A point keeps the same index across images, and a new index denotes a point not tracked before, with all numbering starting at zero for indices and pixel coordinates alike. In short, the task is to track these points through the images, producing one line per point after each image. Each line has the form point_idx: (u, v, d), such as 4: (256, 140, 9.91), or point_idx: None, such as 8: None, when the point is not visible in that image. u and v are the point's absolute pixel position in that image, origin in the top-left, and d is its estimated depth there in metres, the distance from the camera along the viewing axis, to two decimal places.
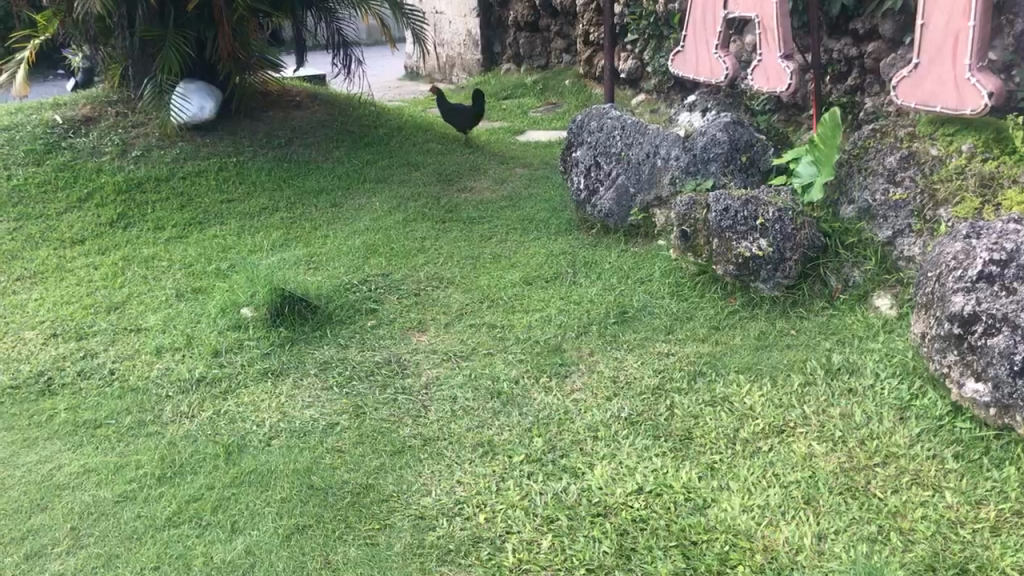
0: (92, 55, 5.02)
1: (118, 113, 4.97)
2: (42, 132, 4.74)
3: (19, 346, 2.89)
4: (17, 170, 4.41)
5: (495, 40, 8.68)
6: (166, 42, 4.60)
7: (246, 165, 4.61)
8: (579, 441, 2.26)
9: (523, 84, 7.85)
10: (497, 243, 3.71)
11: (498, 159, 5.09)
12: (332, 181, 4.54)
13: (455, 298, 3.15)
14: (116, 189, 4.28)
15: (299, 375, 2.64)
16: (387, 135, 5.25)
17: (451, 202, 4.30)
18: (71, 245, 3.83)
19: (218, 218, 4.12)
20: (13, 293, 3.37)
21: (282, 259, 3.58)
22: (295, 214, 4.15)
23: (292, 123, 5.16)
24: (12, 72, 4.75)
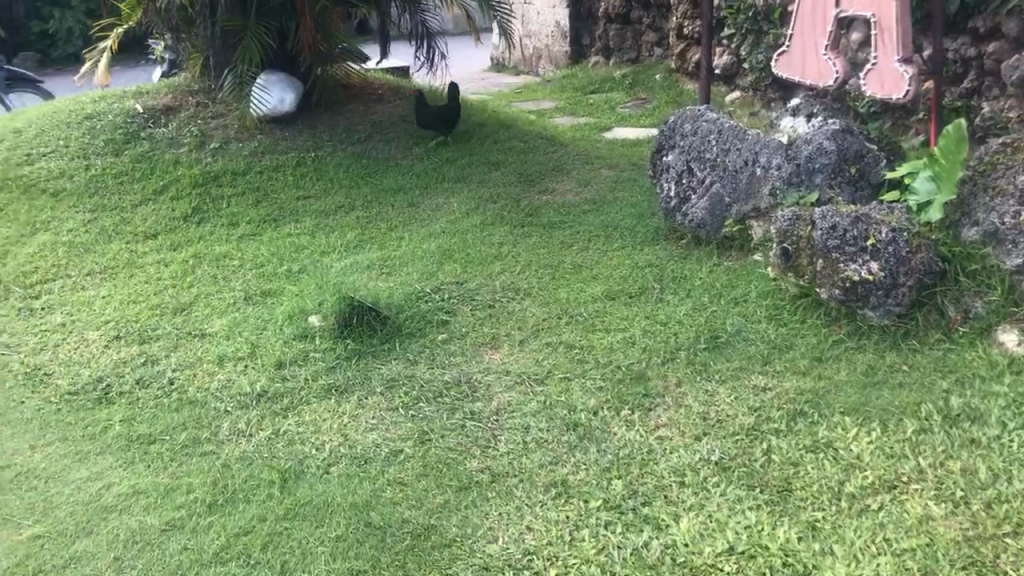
0: (175, 44, 4.97)
1: (199, 104, 4.92)
2: (122, 122, 4.71)
3: (82, 348, 2.81)
4: (96, 160, 4.38)
5: (584, 32, 8.43)
6: (248, 33, 4.55)
7: (324, 161, 4.50)
8: (663, 486, 2.05)
9: (611, 78, 7.61)
10: (578, 252, 3.50)
11: (582, 158, 4.87)
12: (411, 180, 4.39)
13: (532, 312, 2.96)
14: (192, 183, 4.21)
15: (364, 394, 2.47)
16: (469, 131, 5.08)
17: (533, 205, 4.10)
18: (143, 240, 3.76)
19: (293, 215, 4.01)
20: (82, 290, 3.31)
21: (354, 263, 3.45)
22: (371, 214, 4.03)
23: (372, 116, 5.03)
24: (96, 59, 4.75)
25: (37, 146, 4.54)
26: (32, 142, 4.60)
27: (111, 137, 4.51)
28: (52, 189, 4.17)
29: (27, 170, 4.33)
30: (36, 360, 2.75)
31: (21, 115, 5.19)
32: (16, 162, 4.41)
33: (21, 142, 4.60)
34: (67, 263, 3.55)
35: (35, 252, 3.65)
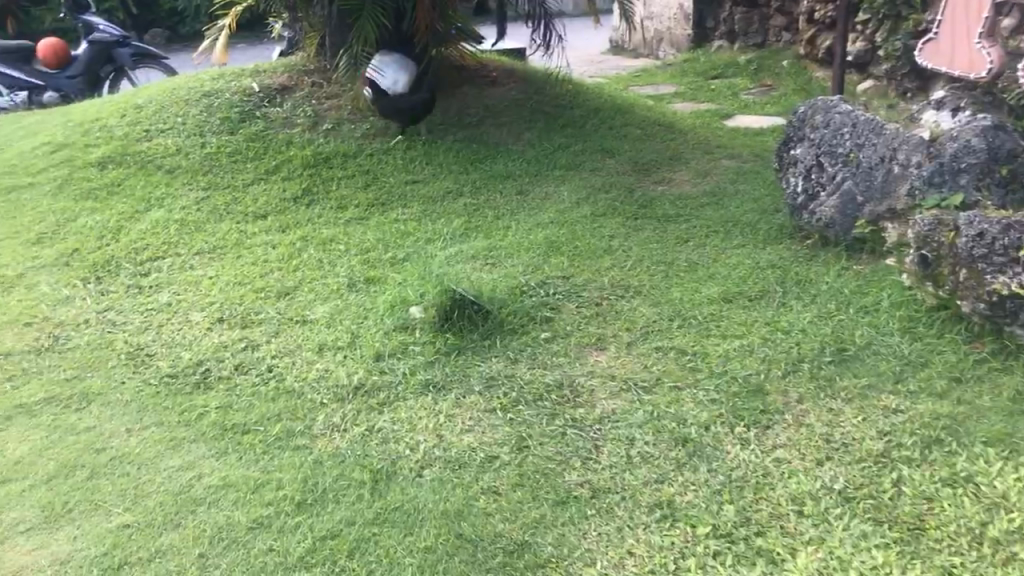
0: (293, 23, 4.98)
1: (314, 84, 4.92)
2: (239, 100, 4.74)
3: (186, 329, 2.80)
4: (212, 139, 4.42)
5: (708, 14, 8.14)
6: (363, 13, 4.40)
7: (435, 145, 4.44)
8: (779, 515, 1.88)
9: (735, 64, 7.33)
10: (693, 249, 3.34)
11: (701, 147, 4.66)
12: (522, 166, 4.28)
13: (642, 312, 2.81)
14: (303, 164, 4.20)
15: (462, 392, 2.36)
16: (584, 116, 4.93)
17: (648, 196, 3.94)
18: (253, 220, 3.77)
19: (400, 200, 3.96)
20: (191, 270, 3.32)
21: (460, 253, 3.37)
22: (479, 202, 3.94)
23: (485, 100, 4.94)
24: (214, 38, 4.80)
25: (158, 124, 4.62)
26: (153, 119, 4.69)
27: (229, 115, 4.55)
28: (168, 167, 4.23)
29: (146, 147, 4.41)
30: (141, 339, 2.75)
31: (144, 91, 5.30)
32: (137, 139, 4.49)
33: (142, 119, 4.69)
34: (178, 241, 3.58)
35: (148, 228, 3.69)
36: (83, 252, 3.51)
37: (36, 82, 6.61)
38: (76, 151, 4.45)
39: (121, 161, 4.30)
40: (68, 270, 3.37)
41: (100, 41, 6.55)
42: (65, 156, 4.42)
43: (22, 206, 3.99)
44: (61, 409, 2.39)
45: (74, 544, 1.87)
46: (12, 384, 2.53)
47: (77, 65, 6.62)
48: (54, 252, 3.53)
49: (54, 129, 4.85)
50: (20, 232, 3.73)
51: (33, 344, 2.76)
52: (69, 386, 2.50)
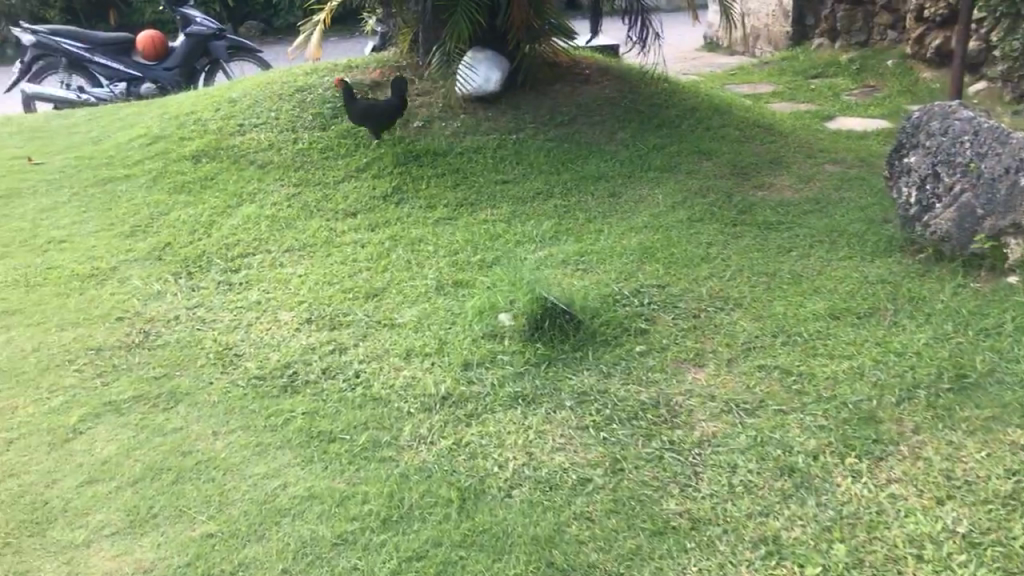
0: (386, 18, 4.96)
1: (406, 80, 4.89)
2: (331, 96, 4.74)
3: (275, 329, 2.78)
4: (303, 134, 4.43)
5: (809, 11, 7.87)
6: (457, 8, 4.42)
7: (526, 144, 4.36)
8: (897, 559, 1.73)
9: (836, 63, 7.09)
10: (795, 260, 3.19)
11: (802, 150, 4.48)
12: (615, 167, 4.17)
13: (741, 328, 2.69)
14: (393, 162, 4.17)
15: (553, 407, 2.27)
16: (680, 116, 4.78)
17: (746, 201, 3.78)
18: (342, 218, 3.75)
19: (490, 201, 3.89)
20: (281, 267, 3.31)
21: (550, 257, 3.27)
22: (571, 203, 3.84)
23: (578, 98, 4.83)
24: (309, 33, 4.85)
25: (251, 118, 4.64)
26: (247, 114, 4.71)
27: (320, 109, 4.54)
28: (260, 162, 4.24)
29: (239, 141, 4.43)
30: (229, 337, 2.73)
31: (239, 85, 5.35)
32: (231, 133, 4.52)
33: (236, 113, 4.72)
34: (268, 237, 3.57)
35: (239, 224, 3.69)
36: (175, 246, 3.53)
37: (134, 74, 6.69)
38: (172, 144, 4.50)
39: (215, 155, 4.33)
40: (160, 264, 3.39)
41: (197, 33, 6.65)
42: (161, 149, 4.48)
43: (118, 198, 4.04)
44: (150, 407, 2.37)
45: (158, 552, 1.84)
46: (103, 379, 2.53)
47: (174, 57, 6.73)
48: (148, 245, 3.55)
49: (151, 122, 4.92)
50: (115, 224, 3.77)
51: (124, 339, 2.76)
52: (158, 384, 2.49)
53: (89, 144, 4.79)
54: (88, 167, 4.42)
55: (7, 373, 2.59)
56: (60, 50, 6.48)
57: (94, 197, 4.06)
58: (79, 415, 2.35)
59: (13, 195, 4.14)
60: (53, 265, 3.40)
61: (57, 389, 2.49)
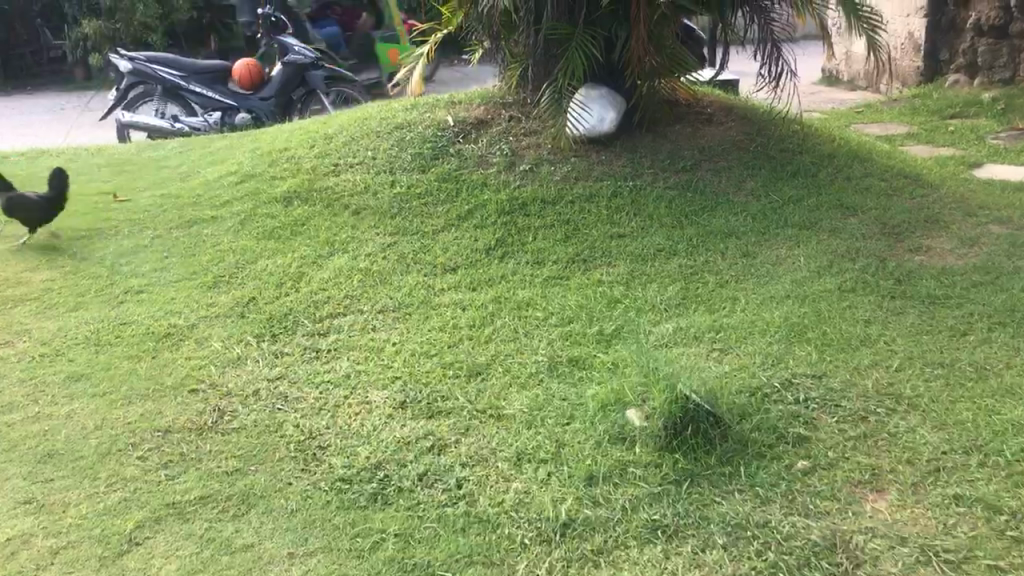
0: (492, 52, 4.65)
1: (513, 118, 4.55)
2: (433, 134, 4.44)
3: (364, 413, 2.40)
4: (402, 177, 4.11)
5: (943, 45, 7.29)
6: (573, 42, 4.13)
7: (645, 192, 3.95)
8: None
9: (978, 103, 6.51)
10: (976, 348, 2.69)
11: (959, 206, 3.97)
12: (744, 222, 3.73)
13: (924, 439, 2.20)
14: (498, 211, 3.81)
15: (701, 545, 1.84)
16: (816, 163, 4.32)
17: (901, 269, 3.30)
18: (441, 274, 3.40)
19: (605, 257, 3.48)
20: (374, 330, 2.97)
21: (679, 332, 2.84)
22: (696, 262, 3.41)
23: (701, 141, 4.41)
24: (411, 66, 4.77)
25: (347, 157, 4.36)
26: (343, 152, 4.43)
27: (402, 159, 4.23)
28: (355, 207, 3.94)
29: (332, 183, 4.14)
30: (312, 423, 2.36)
31: (337, 119, 5.11)
32: (325, 173, 4.24)
33: (331, 152, 4.44)
34: (362, 294, 3.24)
35: (329, 278, 3.37)
36: (259, 301, 3.23)
37: (230, 104, 6.49)
38: (264, 183, 4.23)
39: (308, 198, 4.04)
40: (242, 323, 3.07)
41: (294, 63, 6.43)
42: (251, 188, 4.21)
43: (203, 242, 3.77)
44: (217, 514, 2.02)
45: None
46: (168, 472, 2.19)
47: (271, 86, 6.52)
48: (230, 299, 3.25)
49: (241, 158, 4.68)
50: (196, 274, 3.48)
51: (195, 419, 2.43)
52: (228, 483, 2.13)
53: (177, 181, 4.56)
54: (174, 206, 4.17)
55: (64, 456, 2.28)
56: (156, 78, 6.37)
57: (178, 241, 3.80)
58: (137, 519, 2.01)
59: (94, 236, 3.91)
60: (127, 320, 3.12)
61: (115, 482, 2.16)
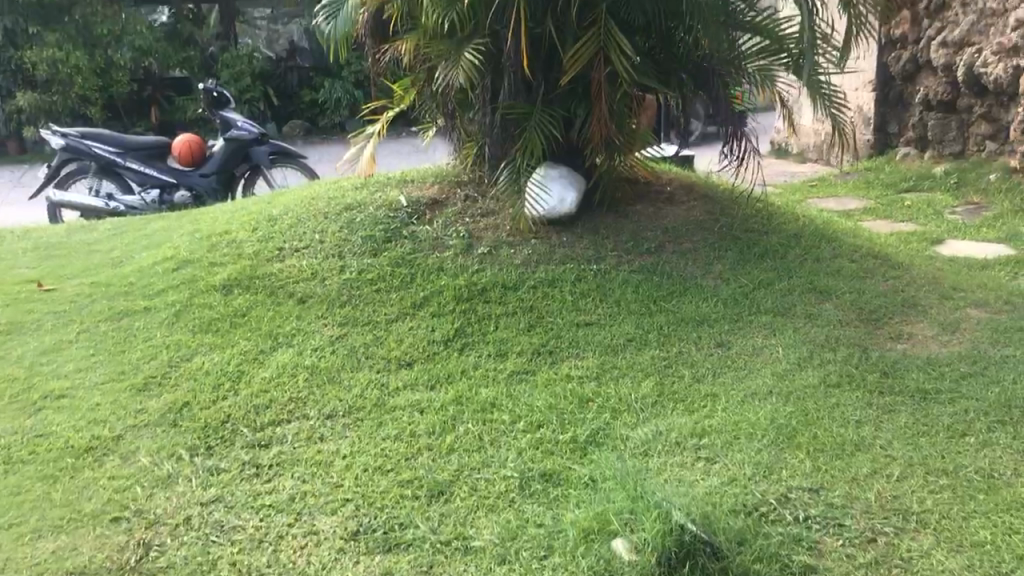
0: (447, 130, 4.49)
1: (468, 197, 4.35)
2: (384, 216, 4.21)
3: (312, 547, 2.12)
4: (352, 262, 3.85)
5: (892, 119, 7.33)
6: (531, 120, 3.98)
7: (610, 276, 3.74)
8: None
9: (932, 177, 6.49)
10: (978, 453, 2.48)
11: (933, 287, 3.82)
12: (716, 308, 3.53)
13: (940, 566, 1.98)
14: (455, 297, 3.57)
15: None
16: (783, 243, 4.17)
17: (884, 358, 3.12)
18: (395, 370, 3.12)
19: (571, 347, 3.25)
20: (322, 439, 2.68)
21: (659, 437, 2.60)
22: (670, 354, 3.19)
23: (665, 221, 4.24)
24: (361, 145, 4.56)
25: (291, 241, 4.09)
26: (288, 234, 4.17)
27: (352, 243, 3.99)
28: (300, 294, 3.66)
29: (276, 269, 3.86)
30: (252, 562, 2.08)
31: (281, 198, 4.85)
32: (269, 258, 3.96)
33: (275, 235, 4.17)
34: (308, 396, 2.95)
35: (271, 378, 3.08)
36: (195, 406, 2.92)
37: (169, 181, 6.21)
38: (201, 270, 3.94)
39: (249, 286, 3.76)
40: (175, 432, 2.76)
41: (237, 138, 6.13)
42: (187, 275, 3.92)
43: (134, 337, 3.46)
44: None
45: None
46: None
47: (212, 162, 6.23)
48: (161, 404, 2.94)
49: (178, 241, 4.39)
50: (125, 374, 3.16)
51: (114, 558, 2.12)
52: None
53: (107, 267, 4.25)
54: (103, 296, 3.86)
55: None
56: (90, 154, 6.09)
57: (106, 336, 3.48)
58: None
59: (12, 332, 3.58)
60: (44, 432, 2.79)
61: None
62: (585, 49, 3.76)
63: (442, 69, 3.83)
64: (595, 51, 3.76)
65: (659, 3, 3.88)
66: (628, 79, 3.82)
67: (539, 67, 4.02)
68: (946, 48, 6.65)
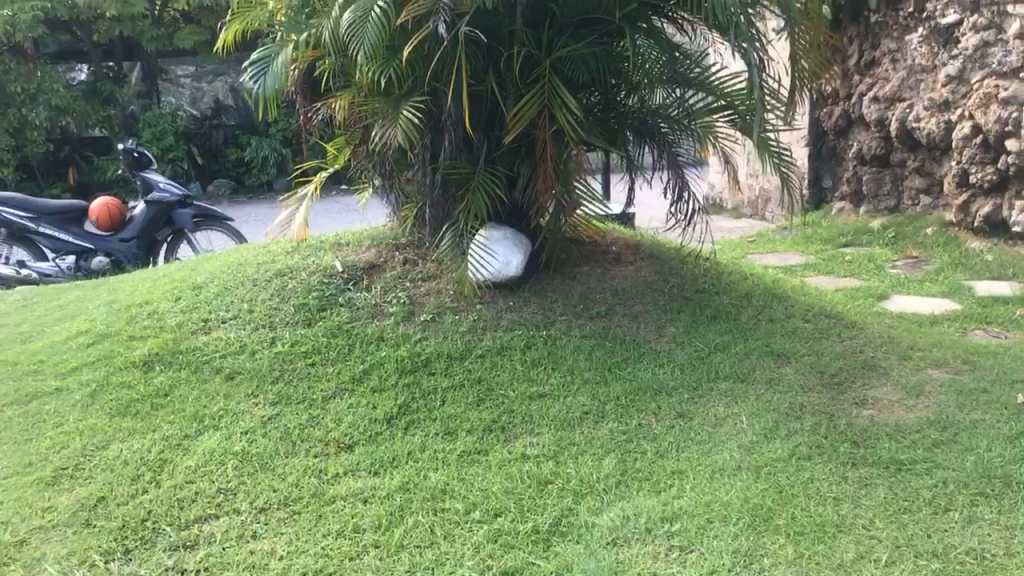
0: (384, 190, 4.29)
1: (407, 261, 4.14)
2: (318, 282, 3.97)
3: None
4: (285, 333, 3.60)
5: (826, 173, 7.37)
6: (474, 180, 3.81)
7: (561, 342, 3.55)
8: None
9: (868, 230, 6.51)
10: (966, 531, 2.33)
11: (891, 347, 3.72)
12: (673, 375, 3.36)
13: None
14: (397, 370, 3.33)
15: None
16: (734, 304, 4.04)
17: (852, 427, 2.97)
18: (335, 454, 2.87)
19: (525, 422, 3.04)
20: (254, 537, 2.42)
21: (628, 523, 2.39)
22: (629, 426, 3.00)
23: (613, 282, 4.09)
24: (291, 211, 4.27)
25: (218, 311, 3.82)
26: (215, 303, 3.90)
27: (285, 313, 3.74)
28: (228, 370, 3.39)
29: (201, 342, 3.59)
30: None
31: (208, 264, 4.58)
32: (193, 331, 3.69)
33: (201, 304, 3.90)
34: (239, 486, 2.68)
35: (196, 467, 2.80)
36: (110, 501, 2.62)
37: (87, 247, 5.88)
38: (119, 344, 3.64)
39: (172, 362, 3.47)
40: (88, 533, 2.47)
41: (160, 201, 5.85)
42: (104, 351, 3.61)
43: (42, 422, 3.14)
44: None
45: None
46: None
47: (131, 227, 5.90)
48: (72, 500, 2.64)
49: (94, 313, 4.08)
50: (31, 465, 2.85)
51: None
52: None
53: (15, 342, 3.91)
54: (9, 376, 3.53)
55: None
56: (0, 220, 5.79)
57: (10, 422, 3.16)
58: None
59: None
60: None
61: None
62: (529, 107, 3.61)
63: (380, 126, 3.64)
64: (539, 109, 3.62)
65: (602, 61, 3.78)
66: (576, 138, 3.68)
67: (481, 125, 3.87)
68: (877, 103, 6.69)
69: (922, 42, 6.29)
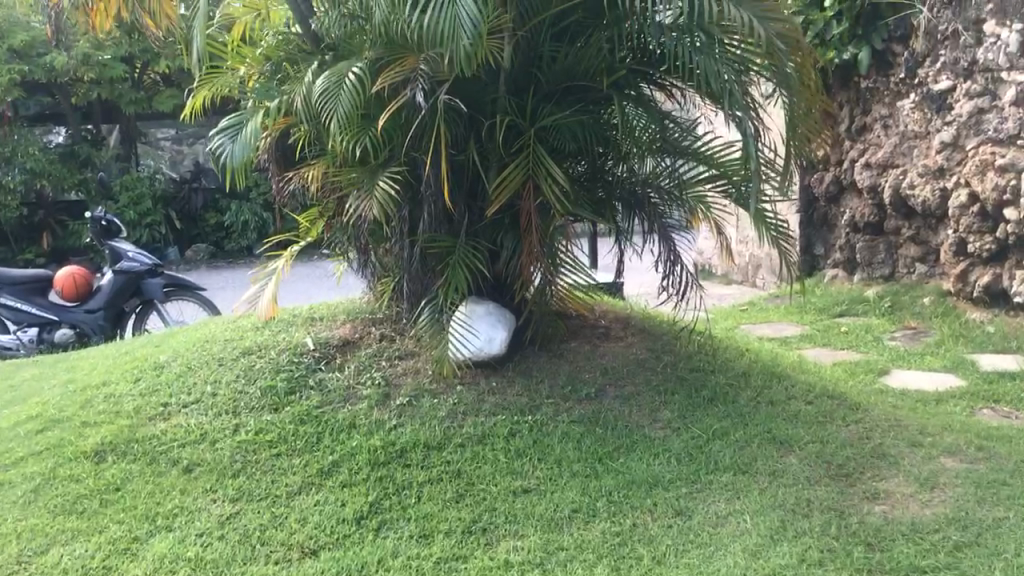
0: (359, 264, 4.07)
1: (384, 338, 3.89)
2: (288, 361, 3.71)
3: None
4: (249, 419, 3.33)
5: (817, 240, 7.22)
6: (455, 254, 3.59)
7: (547, 428, 3.30)
8: None
9: (863, 299, 6.32)
10: None
11: (900, 433, 3.47)
12: (668, 466, 3.10)
13: None
14: (369, 462, 3.07)
15: None
16: (730, 384, 3.80)
17: (866, 527, 2.71)
18: (297, 560, 2.59)
19: (508, 522, 2.77)
20: None
21: None
22: (622, 527, 2.74)
23: (602, 360, 3.85)
24: (261, 285, 4.05)
25: (179, 394, 3.56)
26: (176, 385, 3.63)
27: (251, 396, 3.48)
28: (185, 462, 3.11)
29: (158, 429, 3.32)
30: None
31: (173, 340, 4.32)
32: (150, 417, 3.42)
33: (162, 386, 3.64)
34: None
35: None
36: None
37: (51, 318, 5.67)
38: (70, 431, 3.37)
39: (126, 452, 3.20)
40: None
41: (129, 271, 5.55)
42: (53, 439, 3.33)
43: None
44: None
45: None
46: None
47: (99, 297, 5.64)
48: None
49: (48, 395, 3.81)
50: None
51: None
52: None
53: None
54: None
55: None
56: None
57: None
58: None
59: None
60: None
61: None
62: (513, 177, 3.42)
63: (356, 198, 3.44)
64: (524, 179, 3.43)
65: (589, 127, 3.58)
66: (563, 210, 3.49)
67: (462, 197, 3.67)
68: (869, 169, 6.54)
69: (913, 109, 6.17)
